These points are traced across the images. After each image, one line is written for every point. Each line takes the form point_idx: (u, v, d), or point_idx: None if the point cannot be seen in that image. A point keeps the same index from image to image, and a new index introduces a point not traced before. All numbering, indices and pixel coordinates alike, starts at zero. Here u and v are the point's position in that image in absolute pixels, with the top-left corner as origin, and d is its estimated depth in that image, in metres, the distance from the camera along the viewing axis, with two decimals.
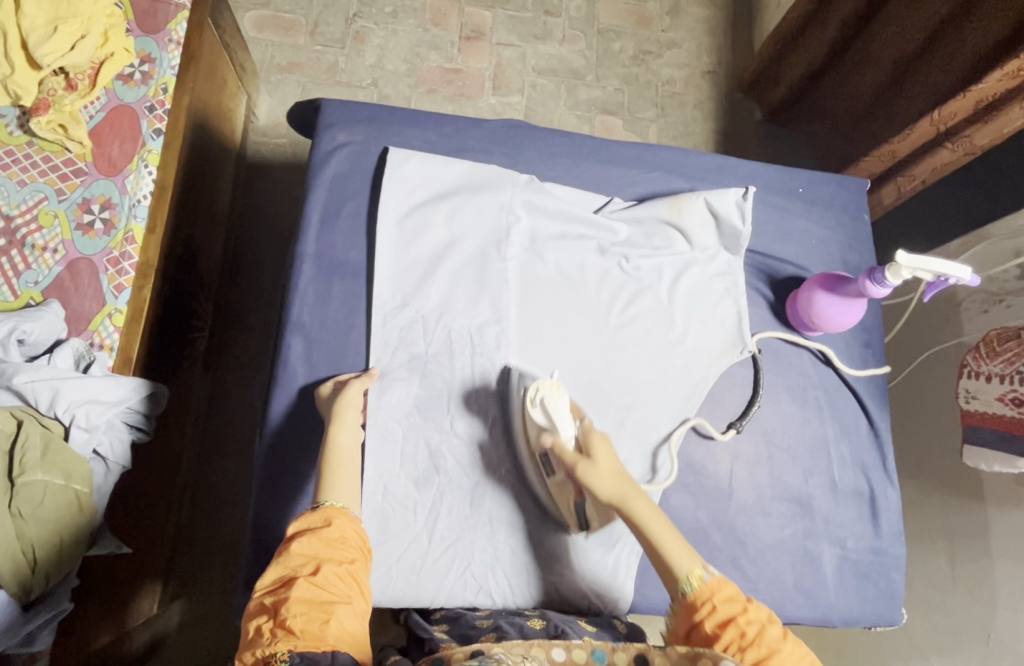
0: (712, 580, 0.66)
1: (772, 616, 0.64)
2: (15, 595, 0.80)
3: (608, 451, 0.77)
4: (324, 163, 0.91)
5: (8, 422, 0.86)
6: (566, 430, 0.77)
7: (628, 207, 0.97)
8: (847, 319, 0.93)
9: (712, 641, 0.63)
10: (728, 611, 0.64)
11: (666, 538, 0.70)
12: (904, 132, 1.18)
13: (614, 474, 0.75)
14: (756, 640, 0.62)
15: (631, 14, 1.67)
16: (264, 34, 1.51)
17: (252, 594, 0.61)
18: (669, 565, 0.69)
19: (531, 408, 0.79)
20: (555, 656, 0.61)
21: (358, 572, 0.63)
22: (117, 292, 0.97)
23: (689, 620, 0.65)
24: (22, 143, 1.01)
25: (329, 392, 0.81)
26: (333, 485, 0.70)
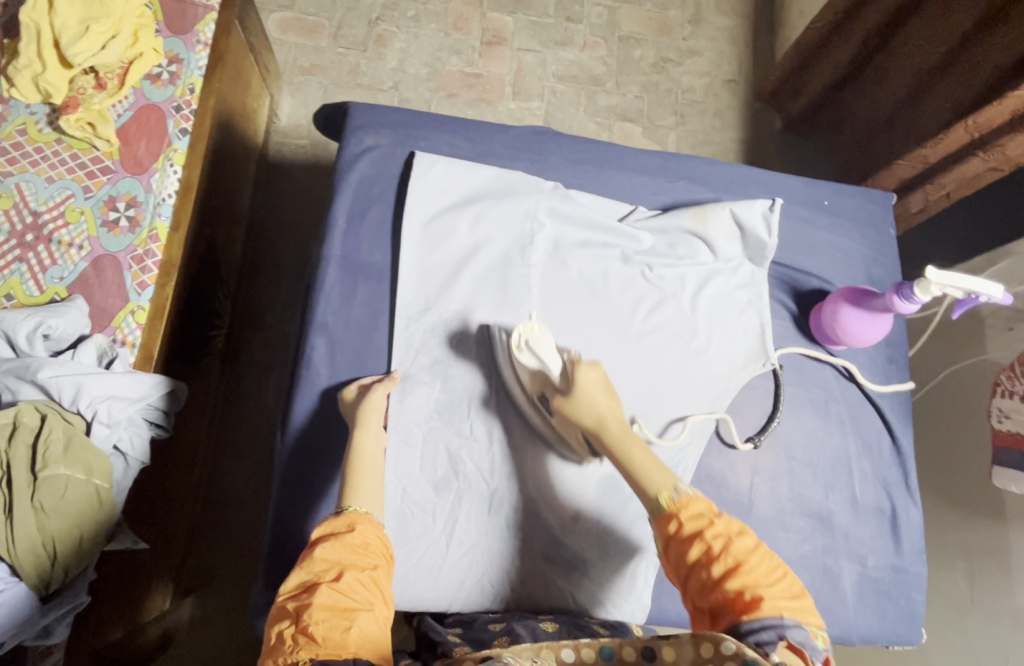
0: (681, 498, 0.66)
1: (743, 528, 0.63)
2: (33, 586, 0.82)
3: (601, 385, 0.79)
4: (351, 166, 0.91)
5: (32, 416, 0.87)
6: (555, 364, 0.80)
7: (652, 217, 0.97)
8: (875, 334, 0.92)
9: (682, 554, 0.63)
10: (693, 526, 0.64)
11: (642, 460, 0.72)
12: (936, 137, 1.14)
13: (599, 404, 0.77)
14: (721, 553, 0.61)
15: (652, 21, 1.67)
16: (287, 36, 1.52)
17: (276, 598, 0.61)
18: (641, 485, 0.70)
19: (518, 353, 0.82)
20: (564, 657, 0.58)
21: (380, 580, 0.63)
22: (140, 289, 0.98)
23: (661, 536, 0.66)
24: (51, 140, 1.03)
25: (352, 396, 0.81)
26: (355, 489, 0.71)
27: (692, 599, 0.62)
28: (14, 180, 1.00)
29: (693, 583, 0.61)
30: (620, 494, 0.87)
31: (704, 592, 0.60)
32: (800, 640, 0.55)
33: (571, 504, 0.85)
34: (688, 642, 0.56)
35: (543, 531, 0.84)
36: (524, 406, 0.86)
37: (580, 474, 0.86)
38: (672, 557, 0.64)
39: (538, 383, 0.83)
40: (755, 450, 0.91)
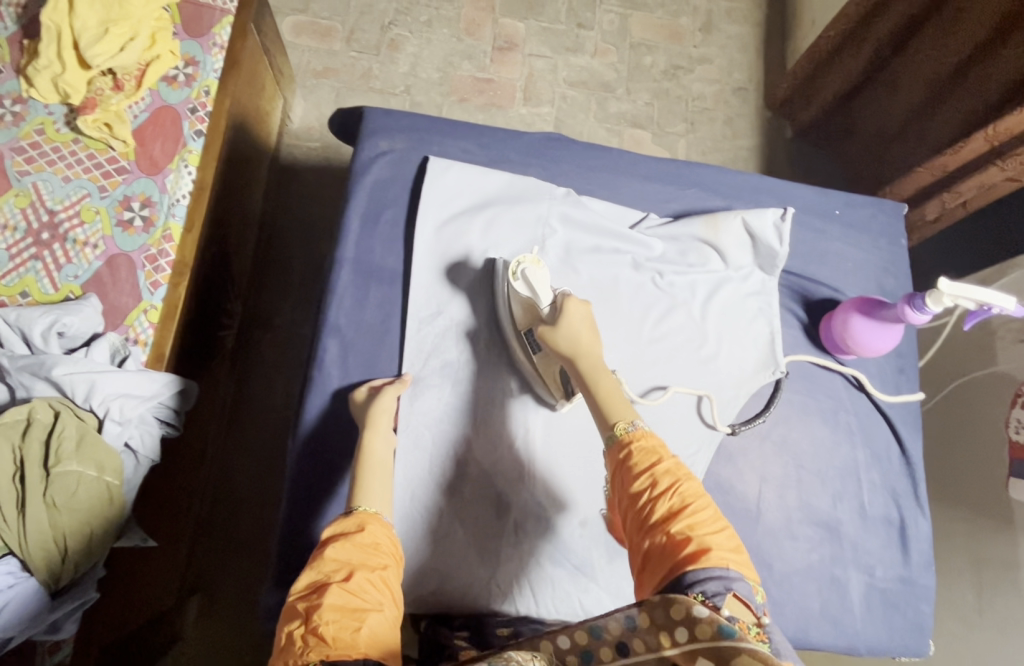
0: (636, 429, 0.68)
1: (690, 473, 0.64)
2: (44, 581, 0.83)
3: (587, 320, 0.79)
4: (365, 170, 0.92)
5: (46, 413, 0.88)
6: (545, 297, 0.82)
7: (664, 225, 0.97)
8: (883, 344, 0.92)
9: (628, 486, 0.64)
10: (644, 461, 0.65)
11: (608, 391, 0.73)
12: (956, 146, 1.13)
13: (580, 334, 0.78)
14: (667, 491, 0.62)
15: (663, 28, 1.68)
16: (301, 39, 1.53)
17: (287, 598, 0.62)
18: (604, 412, 0.71)
19: (513, 280, 0.84)
20: (561, 644, 0.55)
21: (389, 580, 0.63)
22: (153, 288, 0.99)
23: (612, 466, 0.67)
24: (68, 140, 1.04)
25: (363, 396, 0.82)
26: (366, 489, 0.71)
27: (631, 532, 0.63)
28: (31, 179, 1.01)
29: (635, 515, 0.63)
30: None
31: (645, 526, 0.62)
32: (744, 593, 0.56)
33: (581, 507, 0.86)
34: (660, 604, 0.52)
35: (552, 535, 0.85)
36: (512, 345, 0.87)
37: (589, 480, 0.87)
38: (618, 489, 0.66)
39: (528, 317, 0.84)
40: (763, 458, 0.91)
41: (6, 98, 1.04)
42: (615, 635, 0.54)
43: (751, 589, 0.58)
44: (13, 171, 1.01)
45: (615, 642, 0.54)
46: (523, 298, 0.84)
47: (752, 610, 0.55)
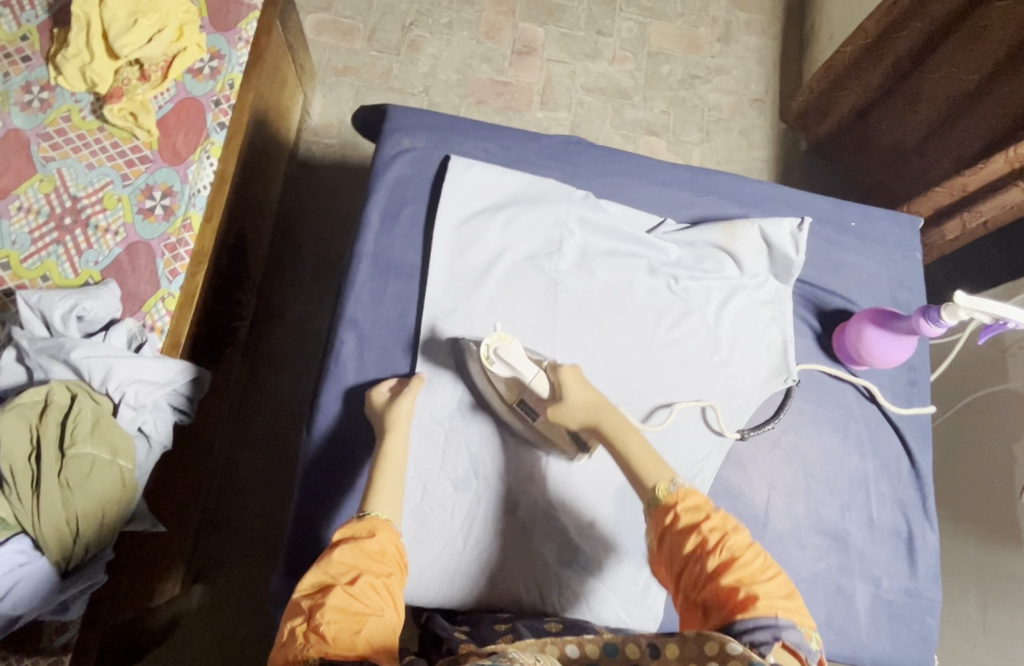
0: (678, 490, 0.68)
1: (737, 525, 0.65)
2: (55, 561, 0.84)
3: (580, 381, 0.81)
4: (387, 168, 0.93)
5: (63, 395, 0.89)
6: (529, 369, 0.80)
7: (680, 230, 0.98)
8: (896, 356, 0.92)
9: (676, 545, 0.65)
10: (690, 518, 0.66)
11: (637, 451, 0.74)
12: (977, 166, 1.14)
13: (592, 396, 0.80)
14: (716, 545, 0.63)
15: (682, 37, 1.69)
16: (322, 38, 1.55)
17: (292, 595, 0.63)
18: (640, 477, 0.72)
19: (492, 364, 0.81)
20: (568, 653, 0.60)
21: (393, 588, 0.64)
22: (171, 277, 1.00)
23: (656, 527, 0.67)
24: (94, 128, 1.05)
25: (380, 396, 0.82)
26: (378, 494, 0.71)
27: (684, 591, 0.63)
28: (55, 165, 1.03)
29: (686, 574, 0.63)
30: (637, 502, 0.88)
31: (697, 584, 0.62)
32: (795, 641, 0.56)
33: (589, 509, 0.87)
34: (694, 640, 0.57)
35: (560, 534, 0.86)
36: (512, 421, 0.85)
37: (598, 484, 0.88)
38: (666, 550, 0.66)
39: (516, 390, 0.83)
40: (772, 466, 0.92)
41: (34, 85, 1.06)
42: (631, 657, 0.59)
43: (804, 635, 0.58)
44: (39, 157, 1.03)
45: (629, 663, 0.58)
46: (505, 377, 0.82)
47: (800, 657, 0.56)
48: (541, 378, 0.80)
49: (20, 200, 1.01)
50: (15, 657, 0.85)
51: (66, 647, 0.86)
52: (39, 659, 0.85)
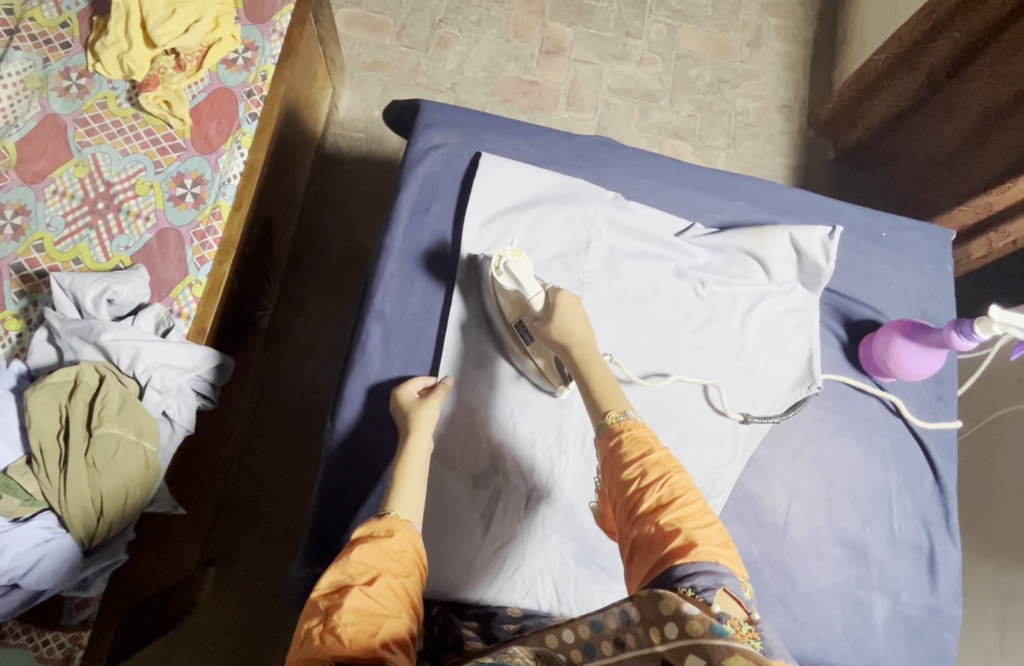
0: (628, 418, 0.68)
1: (680, 464, 0.65)
2: (79, 538, 0.86)
3: (574, 311, 0.80)
4: (418, 163, 0.94)
5: (92, 375, 0.90)
6: (531, 286, 0.83)
7: (709, 235, 0.97)
8: (926, 368, 0.92)
9: (617, 476, 0.65)
10: (633, 452, 0.65)
11: (600, 377, 0.74)
12: (1001, 188, 1.17)
13: (573, 326, 0.78)
14: (656, 482, 0.63)
15: (711, 41, 1.68)
16: (353, 32, 1.56)
17: (310, 596, 0.62)
18: (596, 400, 0.72)
19: (498, 275, 0.85)
20: (565, 638, 0.58)
21: (410, 589, 0.63)
22: (199, 264, 1.02)
23: (602, 454, 0.68)
24: (129, 115, 1.07)
25: (408, 397, 0.83)
26: (402, 494, 0.72)
27: (621, 525, 0.64)
28: (91, 150, 1.05)
29: (624, 507, 0.63)
30: None
31: (633, 518, 0.62)
32: (735, 588, 0.56)
33: None
34: (649, 599, 0.53)
35: (578, 532, 0.86)
36: (502, 337, 0.89)
37: None
38: (608, 480, 0.66)
39: (517, 309, 0.85)
40: (793, 474, 0.91)
41: (72, 71, 1.08)
42: (613, 629, 0.55)
43: (741, 584, 0.58)
44: (75, 142, 1.05)
45: (613, 636, 0.54)
46: (508, 290, 0.85)
47: (744, 605, 0.55)
48: (540, 298, 0.82)
49: (55, 184, 1.03)
50: (36, 631, 0.86)
51: (84, 623, 0.88)
52: (60, 634, 0.87)
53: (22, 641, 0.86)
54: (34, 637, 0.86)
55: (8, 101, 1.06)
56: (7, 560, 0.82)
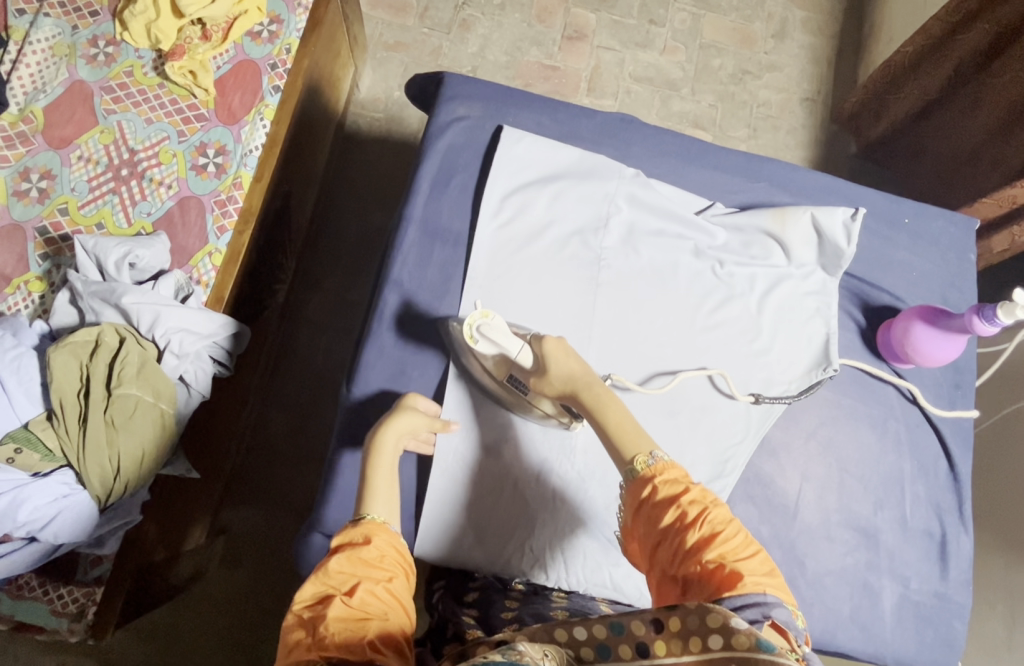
0: (656, 462, 0.68)
1: (716, 499, 0.65)
2: (96, 494, 0.87)
3: (565, 355, 0.79)
4: (440, 135, 0.94)
5: (113, 336, 0.91)
6: (511, 344, 0.81)
7: (729, 214, 0.97)
8: (943, 355, 0.91)
9: (655, 519, 0.65)
10: (669, 492, 0.65)
11: (617, 421, 0.73)
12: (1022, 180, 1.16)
13: (573, 368, 0.78)
14: (698, 521, 0.63)
15: (736, 32, 1.66)
16: (376, 12, 1.56)
17: (289, 608, 0.62)
18: (619, 449, 0.71)
19: (475, 342, 0.82)
20: (576, 636, 0.57)
21: (395, 592, 0.64)
22: (219, 233, 1.03)
23: (635, 499, 0.67)
24: (154, 84, 1.08)
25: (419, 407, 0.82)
26: (372, 497, 0.72)
27: (662, 565, 0.63)
28: (116, 118, 1.06)
29: (667, 549, 0.63)
30: None
31: (677, 558, 0.62)
32: (781, 619, 0.57)
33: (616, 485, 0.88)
34: (694, 612, 0.54)
35: (588, 505, 0.87)
36: (499, 393, 0.86)
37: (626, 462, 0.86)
38: (644, 522, 0.66)
39: (504, 365, 0.84)
40: (806, 457, 0.91)
41: (100, 40, 1.08)
42: (637, 634, 0.56)
43: (789, 614, 0.59)
44: (101, 109, 1.06)
45: (636, 640, 0.56)
46: (490, 352, 0.82)
47: (790, 636, 0.56)
48: (526, 352, 0.81)
49: (81, 150, 1.04)
50: (51, 585, 0.89)
51: (99, 579, 0.89)
52: (74, 588, 0.89)
53: (38, 594, 0.88)
54: (49, 590, 0.89)
55: (36, 67, 1.07)
56: (26, 512, 0.83)
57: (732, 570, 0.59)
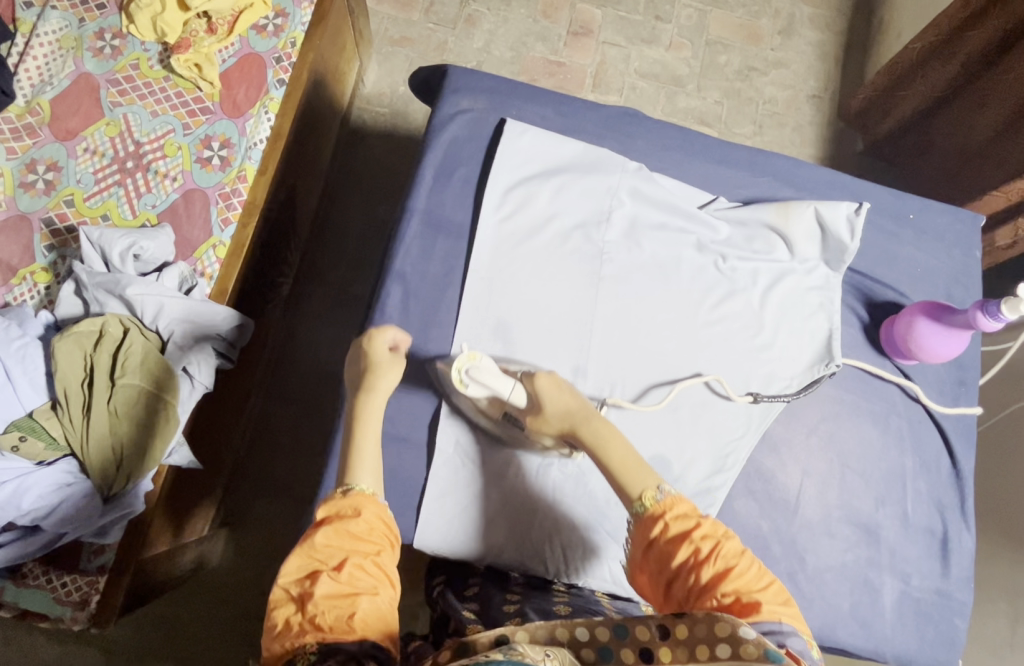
0: (665, 497, 0.68)
1: (727, 532, 0.65)
2: (98, 486, 0.88)
3: (557, 388, 0.79)
4: (443, 128, 0.94)
5: (117, 327, 0.92)
6: (502, 385, 0.79)
7: (733, 208, 0.96)
8: (946, 352, 0.90)
9: (668, 556, 0.64)
10: (681, 527, 0.65)
11: (620, 459, 0.72)
12: None
13: (569, 402, 0.77)
14: (711, 555, 0.62)
15: (742, 28, 1.66)
16: (382, 7, 1.56)
17: (276, 582, 0.63)
18: (624, 486, 0.70)
19: (465, 387, 0.80)
20: (578, 636, 0.58)
21: (384, 565, 0.65)
22: (223, 225, 1.03)
23: (645, 537, 0.66)
24: (160, 77, 1.08)
25: (380, 348, 0.81)
26: (358, 465, 0.72)
27: (678, 603, 0.62)
28: (122, 110, 1.06)
29: (681, 586, 0.62)
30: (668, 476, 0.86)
31: (693, 594, 0.61)
32: (797, 648, 0.57)
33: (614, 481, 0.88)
34: (703, 619, 0.56)
35: (588, 498, 0.87)
36: (495, 431, 0.87)
37: None
38: (657, 560, 0.65)
39: (497, 404, 0.83)
40: (807, 453, 0.91)
41: (106, 32, 1.09)
42: (642, 639, 0.57)
43: (806, 644, 0.58)
44: (108, 101, 1.06)
45: (639, 645, 0.57)
46: (481, 395, 0.81)
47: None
48: (518, 390, 0.80)
49: (86, 142, 1.05)
50: (55, 573, 0.89)
51: (101, 568, 0.90)
52: (77, 576, 0.89)
53: (41, 582, 0.89)
54: (53, 579, 0.89)
55: (43, 60, 1.08)
56: (30, 501, 0.86)
57: (753, 602, 0.59)
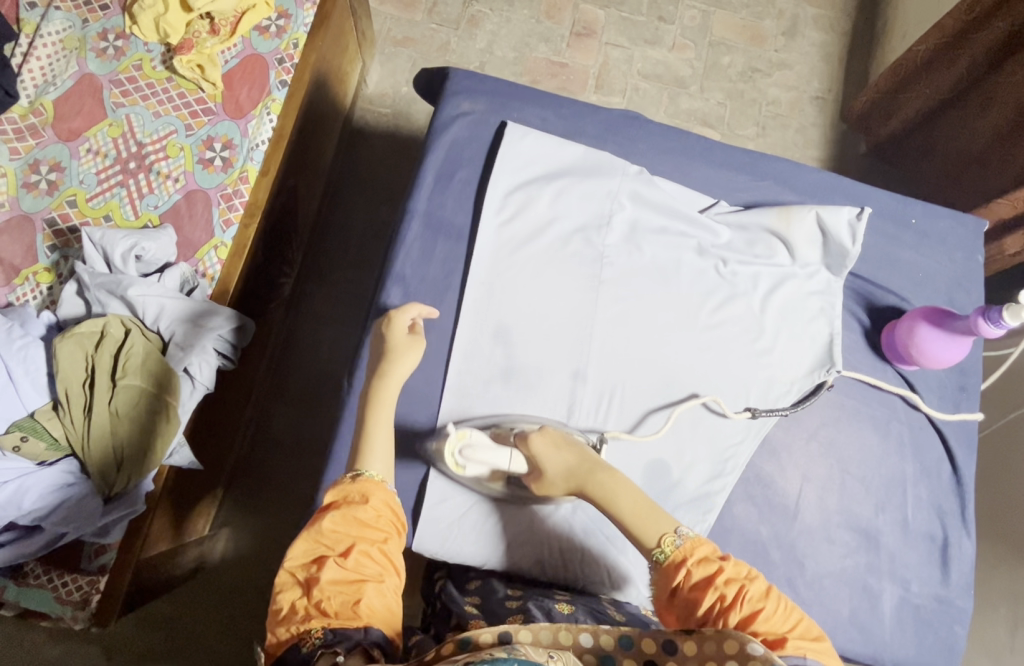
0: (684, 544, 0.66)
1: (750, 571, 0.64)
2: (98, 486, 0.88)
3: (555, 447, 0.78)
4: (444, 130, 0.94)
5: (118, 328, 0.92)
6: (500, 457, 0.78)
7: (734, 213, 0.96)
8: (947, 357, 0.90)
9: (694, 605, 0.63)
10: (704, 572, 0.64)
11: (631, 507, 0.71)
12: None
13: (569, 461, 0.77)
14: (736, 601, 0.62)
15: (746, 29, 1.65)
16: (385, 7, 1.56)
17: (282, 565, 0.64)
18: (638, 537, 0.69)
19: (464, 470, 0.79)
20: (582, 642, 0.59)
21: (389, 552, 0.66)
22: (225, 226, 1.04)
23: (668, 585, 0.65)
24: (162, 78, 1.09)
25: (400, 328, 0.82)
26: (370, 452, 0.72)
27: None
28: (125, 111, 1.07)
29: None
30: (668, 481, 0.86)
31: None
32: None
33: None
34: (712, 637, 0.58)
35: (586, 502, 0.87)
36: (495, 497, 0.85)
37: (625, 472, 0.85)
38: (682, 608, 0.64)
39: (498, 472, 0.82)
40: (807, 458, 0.90)
41: (109, 33, 1.09)
42: (647, 652, 0.59)
43: None
44: (110, 102, 1.07)
45: (643, 656, 0.59)
46: (482, 471, 0.80)
47: None
48: (516, 456, 0.79)
49: (89, 143, 1.05)
50: (56, 572, 0.90)
51: (102, 568, 0.90)
52: (78, 576, 0.90)
53: (42, 581, 0.89)
54: (54, 578, 0.89)
55: (46, 60, 1.08)
56: (31, 500, 0.86)
57: (783, 643, 0.60)
